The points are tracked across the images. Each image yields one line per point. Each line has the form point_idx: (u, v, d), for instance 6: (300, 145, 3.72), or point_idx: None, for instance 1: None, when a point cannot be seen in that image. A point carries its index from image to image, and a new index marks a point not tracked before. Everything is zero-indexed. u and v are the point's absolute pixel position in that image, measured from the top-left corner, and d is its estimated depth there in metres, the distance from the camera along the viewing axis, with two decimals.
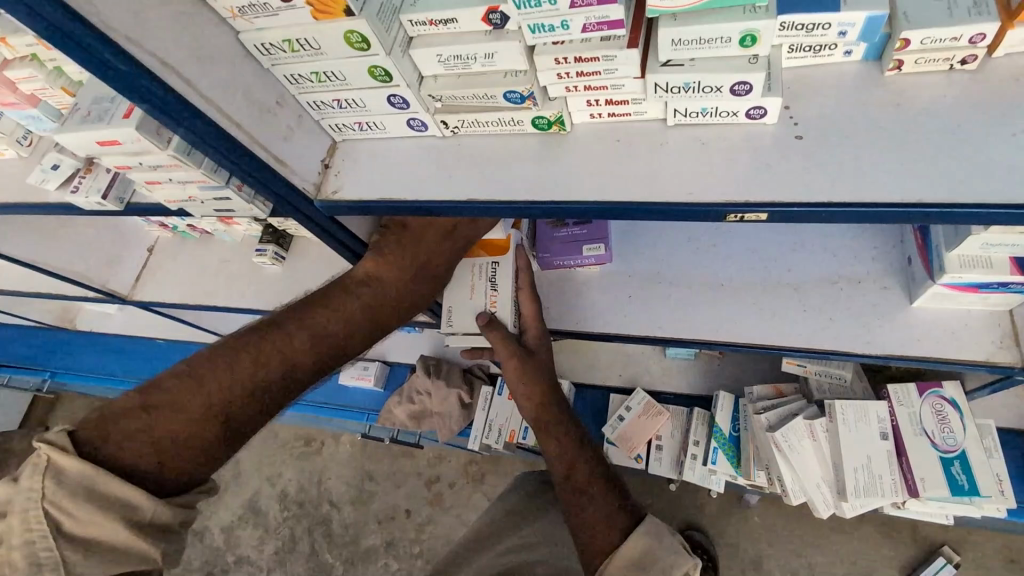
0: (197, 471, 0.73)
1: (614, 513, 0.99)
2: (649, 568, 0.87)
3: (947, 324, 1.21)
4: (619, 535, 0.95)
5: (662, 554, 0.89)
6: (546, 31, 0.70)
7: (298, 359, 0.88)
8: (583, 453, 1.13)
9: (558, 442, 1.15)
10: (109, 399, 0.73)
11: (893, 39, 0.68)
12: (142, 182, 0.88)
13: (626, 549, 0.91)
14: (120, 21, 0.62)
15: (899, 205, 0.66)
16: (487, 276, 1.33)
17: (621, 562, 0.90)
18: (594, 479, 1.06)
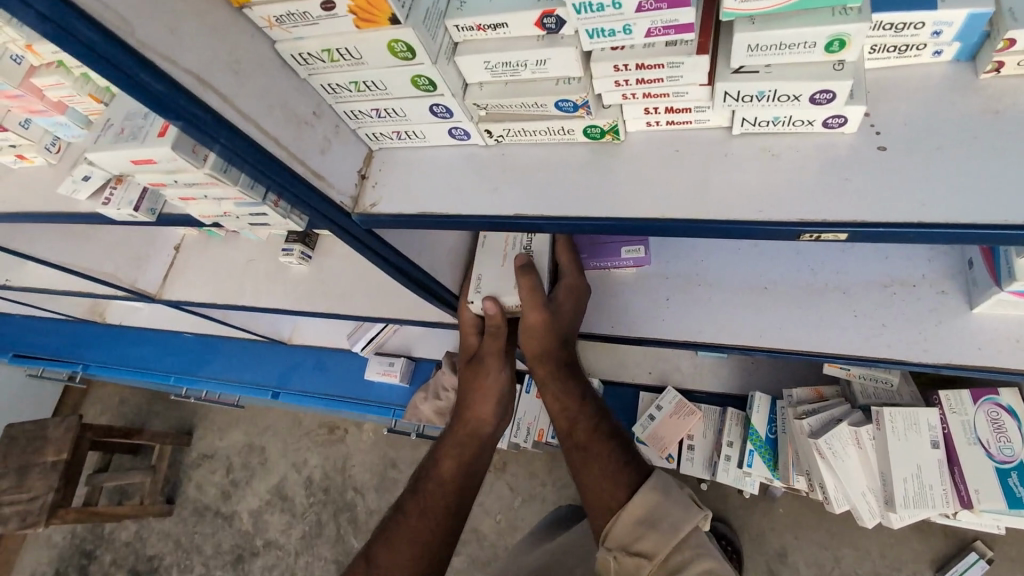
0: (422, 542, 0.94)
1: (620, 471, 0.96)
2: (659, 524, 0.83)
3: (1012, 332, 1.13)
4: (625, 493, 0.92)
5: (671, 510, 0.85)
6: (605, 36, 0.64)
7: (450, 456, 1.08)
8: (588, 406, 1.11)
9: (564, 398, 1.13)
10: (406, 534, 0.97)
11: (996, 39, 0.61)
12: (177, 198, 0.85)
13: (635, 506, 0.88)
14: (155, 38, 0.57)
15: (999, 226, 0.59)
16: (521, 246, 1.22)
17: (629, 519, 0.86)
18: (600, 435, 1.05)
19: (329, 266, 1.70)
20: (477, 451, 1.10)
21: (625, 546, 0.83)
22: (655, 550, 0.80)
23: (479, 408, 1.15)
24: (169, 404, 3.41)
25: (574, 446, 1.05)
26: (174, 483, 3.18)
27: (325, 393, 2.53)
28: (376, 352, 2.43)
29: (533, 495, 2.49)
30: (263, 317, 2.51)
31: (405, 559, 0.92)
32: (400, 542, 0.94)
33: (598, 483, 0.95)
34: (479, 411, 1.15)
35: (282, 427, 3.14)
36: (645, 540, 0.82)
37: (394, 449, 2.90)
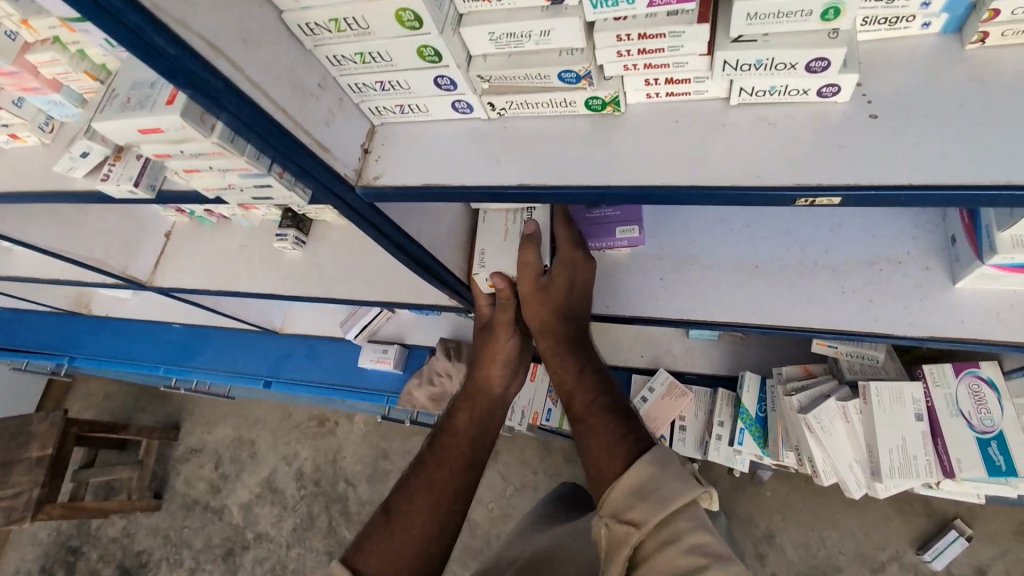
0: (439, 497, 1.00)
1: (618, 448, 0.97)
2: (651, 495, 0.81)
3: (992, 306, 1.18)
4: (622, 467, 0.92)
5: (666, 483, 0.82)
6: (608, 5, 0.66)
7: (462, 422, 1.18)
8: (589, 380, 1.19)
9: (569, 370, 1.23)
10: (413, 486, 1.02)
11: (981, 10, 0.64)
12: (181, 170, 0.85)
13: (629, 478, 0.86)
14: (169, 2, 0.58)
15: (985, 187, 0.62)
16: (522, 220, 1.29)
17: (623, 490, 0.85)
18: (599, 412, 1.10)
19: (324, 252, 1.70)
20: (490, 411, 1.23)
21: (616, 515, 0.82)
22: (643, 519, 0.78)
23: (490, 373, 1.30)
24: (157, 398, 3.38)
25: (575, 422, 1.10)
26: (162, 478, 3.17)
27: (318, 381, 2.52)
28: (369, 340, 2.43)
29: (525, 484, 2.57)
30: (256, 305, 2.49)
31: (426, 512, 0.97)
32: (421, 497, 0.99)
33: (598, 457, 0.98)
34: (489, 376, 1.29)
35: (272, 419, 3.13)
36: (637, 509, 0.80)
37: (385, 440, 2.91)
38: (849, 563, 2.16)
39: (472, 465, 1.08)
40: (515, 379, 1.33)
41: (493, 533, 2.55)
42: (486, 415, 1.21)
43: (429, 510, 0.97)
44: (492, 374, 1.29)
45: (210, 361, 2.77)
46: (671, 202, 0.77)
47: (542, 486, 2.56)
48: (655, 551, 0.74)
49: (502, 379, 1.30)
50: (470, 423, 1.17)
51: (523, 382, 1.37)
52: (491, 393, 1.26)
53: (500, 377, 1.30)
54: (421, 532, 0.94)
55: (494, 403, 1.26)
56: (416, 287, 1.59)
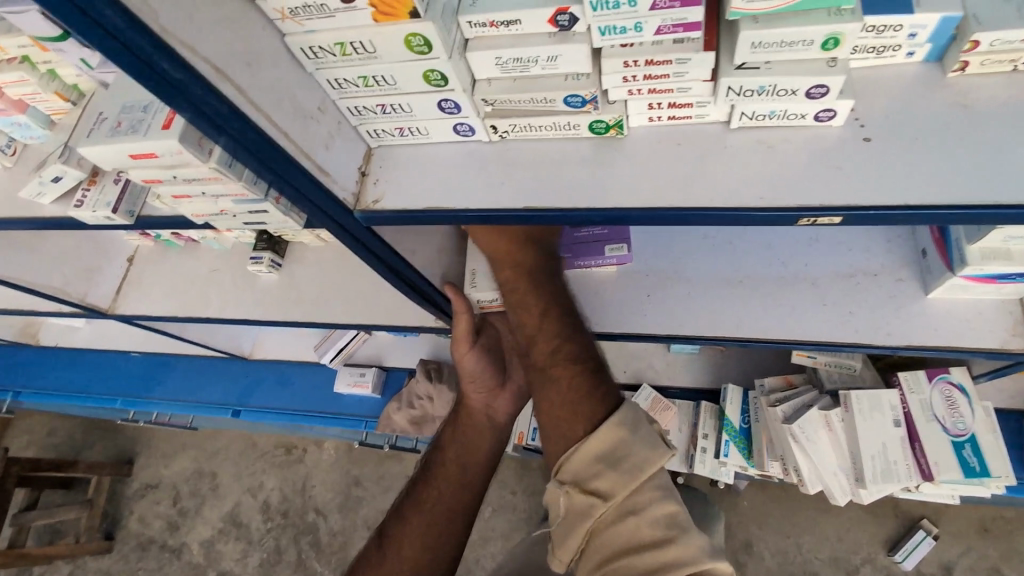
0: (431, 518, 1.11)
1: (579, 405, 0.93)
2: (620, 463, 0.84)
3: (963, 315, 1.24)
4: (585, 427, 0.90)
5: (637, 447, 0.85)
6: (616, 33, 0.68)
7: (450, 441, 1.21)
8: (548, 322, 1.04)
9: (525, 312, 1.07)
10: (410, 506, 1.14)
11: (962, 41, 0.68)
12: (171, 196, 0.83)
13: (593, 444, 0.87)
14: (176, 24, 0.56)
15: (977, 206, 0.66)
16: None
17: (587, 455, 0.87)
18: (561, 358, 1.00)
19: (300, 275, 1.63)
20: (477, 431, 1.21)
21: (579, 481, 0.86)
22: (611, 490, 0.82)
23: (467, 391, 1.24)
24: (109, 431, 3.18)
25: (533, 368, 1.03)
26: (114, 518, 2.98)
27: (290, 408, 2.40)
28: (346, 364, 2.35)
29: (504, 504, 2.54)
30: (222, 331, 2.39)
31: (418, 540, 1.09)
32: (413, 525, 1.10)
33: (555, 414, 0.95)
34: (467, 392, 1.24)
35: (236, 449, 2.99)
36: (603, 477, 0.84)
37: (357, 466, 2.81)
38: (824, 568, 2.20)
39: (462, 484, 1.14)
40: (501, 395, 1.24)
41: (472, 557, 2.49)
42: (471, 434, 1.20)
43: (419, 536, 1.09)
44: (472, 390, 1.23)
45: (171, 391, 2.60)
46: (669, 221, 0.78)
47: (520, 505, 2.53)
48: (613, 522, 0.82)
49: (484, 396, 1.23)
50: (456, 443, 1.20)
51: (515, 390, 1.27)
52: (475, 413, 1.22)
53: (480, 393, 1.23)
54: (413, 556, 1.07)
55: (479, 421, 1.21)
56: (397, 309, 1.55)
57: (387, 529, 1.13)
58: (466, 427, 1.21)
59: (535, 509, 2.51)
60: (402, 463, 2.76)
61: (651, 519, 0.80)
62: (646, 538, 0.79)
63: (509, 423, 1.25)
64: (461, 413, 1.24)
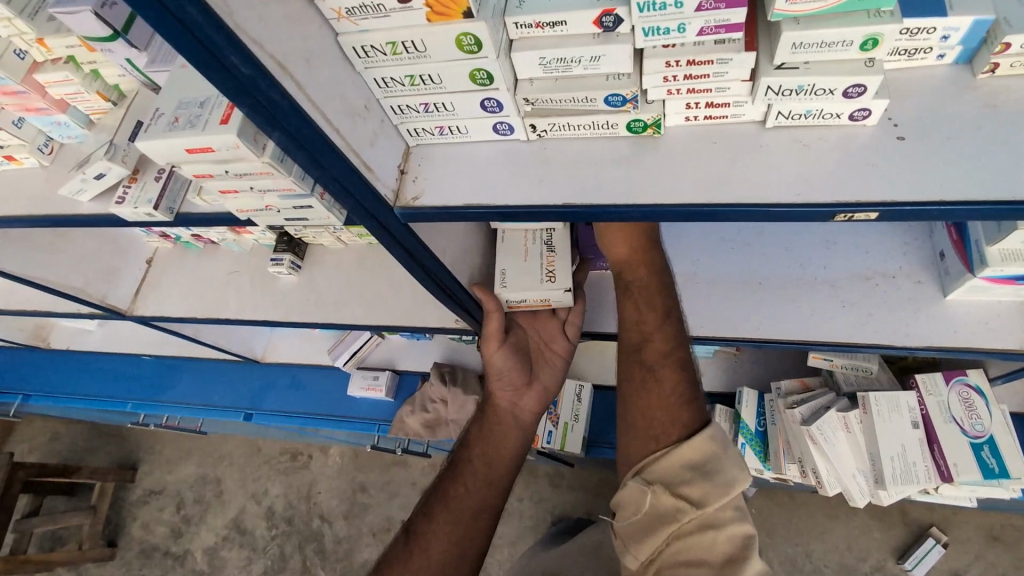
0: (461, 519, 1.11)
1: (680, 409, 0.97)
2: (711, 475, 0.88)
3: (981, 316, 1.25)
4: (681, 433, 0.95)
5: (724, 463, 0.90)
6: (659, 34, 0.70)
7: (477, 442, 1.25)
8: (664, 326, 1.09)
9: (639, 311, 1.11)
10: (437, 507, 1.13)
11: (994, 43, 0.70)
12: (217, 190, 0.86)
13: (684, 451, 0.91)
14: (246, 21, 0.59)
15: (1011, 202, 0.68)
16: (542, 240, 1.25)
17: (677, 461, 0.91)
18: (668, 361, 1.05)
19: (319, 278, 1.65)
20: (503, 429, 1.26)
21: (667, 485, 0.90)
22: (703, 499, 0.86)
23: (495, 391, 1.30)
24: (115, 436, 3.18)
25: (639, 364, 1.06)
26: (117, 524, 2.98)
27: (301, 411, 2.40)
28: (358, 368, 2.35)
29: (512, 510, 2.54)
30: (235, 334, 2.40)
31: (445, 537, 1.09)
32: (441, 523, 1.10)
33: (652, 414, 0.98)
34: (495, 390, 1.29)
35: (243, 455, 2.99)
36: (693, 485, 0.88)
37: (364, 473, 2.81)
38: None
39: (490, 484, 1.17)
40: (527, 394, 1.31)
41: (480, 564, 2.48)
42: (498, 434, 1.26)
43: (449, 535, 1.09)
44: (501, 390, 1.29)
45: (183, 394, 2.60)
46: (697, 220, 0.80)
47: (528, 512, 2.52)
48: (695, 531, 0.86)
49: (511, 394, 1.29)
50: (485, 442, 1.24)
51: (542, 389, 1.33)
52: (501, 411, 1.28)
53: (508, 393, 1.29)
54: (440, 554, 1.06)
55: (506, 420, 1.27)
56: (418, 310, 1.56)
57: (412, 529, 1.12)
58: (493, 424, 1.27)
59: (543, 516, 2.50)
60: (408, 469, 2.76)
61: (728, 535, 0.85)
62: (720, 552, 0.83)
63: (533, 422, 1.31)
64: (488, 411, 1.29)
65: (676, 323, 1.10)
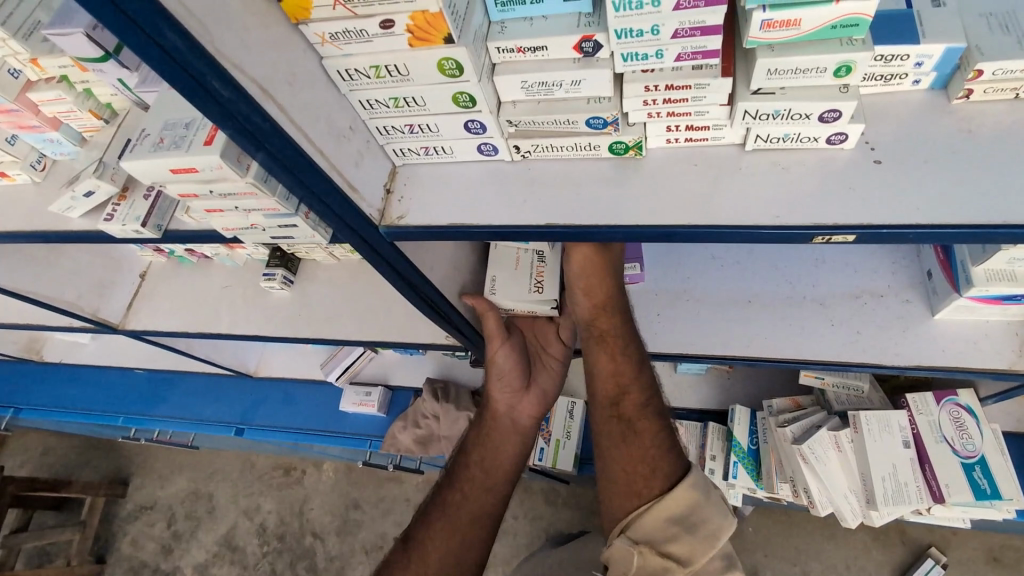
0: (458, 527, 1.13)
1: (659, 460, 0.98)
2: (695, 529, 0.90)
3: (971, 335, 1.24)
4: (663, 484, 0.95)
5: (708, 514, 0.92)
6: (638, 59, 0.71)
7: (475, 448, 1.26)
8: (638, 374, 1.11)
9: (613, 361, 1.12)
10: (434, 516, 1.15)
11: (966, 70, 0.72)
12: (203, 209, 0.88)
13: (668, 503, 0.92)
14: (229, 47, 0.60)
15: (985, 226, 0.68)
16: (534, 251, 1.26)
17: (662, 515, 0.92)
18: (645, 411, 1.06)
19: (312, 293, 1.64)
20: (502, 436, 1.26)
21: (654, 543, 0.90)
22: (689, 555, 0.88)
23: (495, 394, 1.29)
24: (107, 451, 3.15)
25: (617, 418, 1.07)
26: (107, 540, 2.94)
27: (293, 426, 2.38)
28: (351, 383, 2.33)
29: (506, 528, 2.51)
30: (228, 348, 2.38)
31: (441, 546, 1.10)
32: (438, 531, 1.12)
33: (634, 468, 0.99)
34: (494, 392, 1.29)
35: (234, 470, 2.95)
36: (679, 543, 0.89)
37: (357, 489, 2.78)
38: None
39: (487, 492, 1.18)
40: (525, 398, 1.30)
41: None
42: (495, 441, 1.25)
43: (445, 543, 1.11)
44: (500, 393, 1.28)
45: (174, 410, 2.58)
46: (680, 240, 0.80)
47: (521, 530, 2.49)
48: None
49: (509, 398, 1.29)
50: (482, 448, 1.24)
51: (541, 394, 1.32)
52: (500, 416, 1.27)
53: (506, 396, 1.28)
54: (438, 560, 1.08)
55: (504, 424, 1.27)
56: (408, 326, 1.56)
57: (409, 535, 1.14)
58: (491, 428, 1.27)
59: (537, 535, 2.47)
60: (402, 486, 2.73)
61: None
62: None
63: (532, 426, 1.30)
64: (486, 416, 1.29)
65: (648, 371, 1.12)
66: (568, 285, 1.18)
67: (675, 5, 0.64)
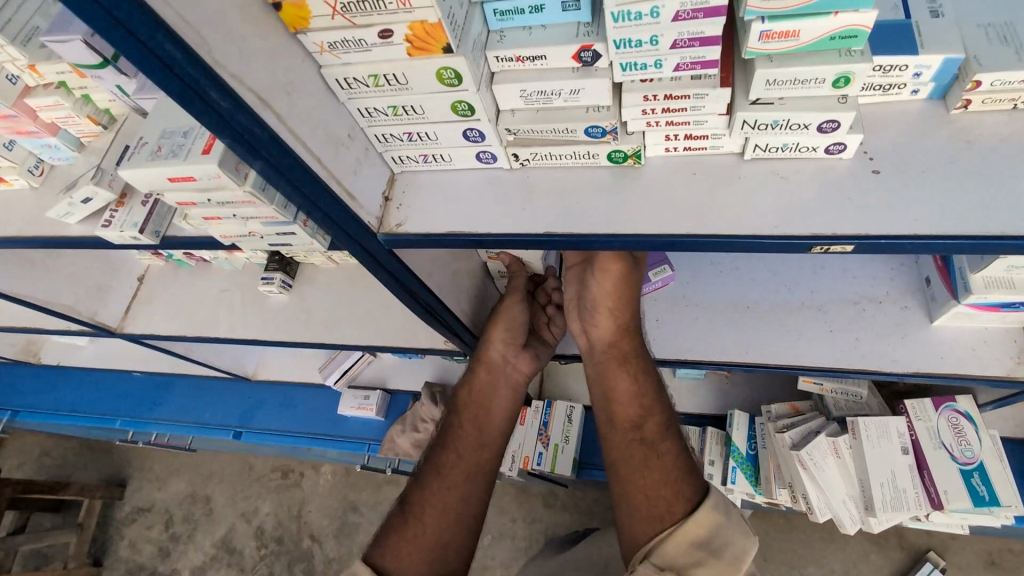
0: (456, 490, 1.08)
1: (682, 482, 0.97)
2: (720, 553, 0.90)
3: (970, 341, 1.24)
4: (686, 508, 0.94)
5: (731, 536, 0.92)
6: (637, 69, 0.71)
7: (471, 400, 1.22)
8: (658, 399, 1.09)
9: (634, 385, 1.09)
10: (431, 483, 1.09)
11: (965, 81, 0.72)
12: (201, 217, 0.88)
13: (694, 526, 0.92)
14: (226, 57, 0.60)
15: (982, 238, 0.68)
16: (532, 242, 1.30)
17: (686, 539, 0.91)
18: (663, 433, 1.04)
19: (310, 296, 1.63)
20: (499, 391, 1.24)
21: (678, 568, 0.89)
22: None
23: (496, 343, 1.26)
24: (104, 452, 3.14)
25: (637, 440, 1.04)
26: (105, 542, 2.94)
27: (290, 429, 2.37)
28: (349, 387, 2.32)
29: (504, 532, 2.50)
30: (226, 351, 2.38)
31: (438, 508, 1.05)
32: (436, 494, 1.07)
33: (656, 489, 0.96)
34: (496, 342, 1.26)
35: (232, 472, 2.94)
36: (705, 568, 0.88)
37: (355, 491, 2.77)
38: None
39: (483, 449, 1.15)
40: (523, 351, 1.28)
41: None
42: (491, 392, 1.23)
43: (443, 509, 1.06)
44: (501, 343, 1.26)
45: (172, 412, 2.58)
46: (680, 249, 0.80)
47: (520, 533, 2.49)
48: None
49: (507, 350, 1.26)
50: (477, 399, 1.22)
51: (539, 347, 1.32)
52: (495, 365, 1.25)
53: (505, 346, 1.26)
54: (435, 521, 1.04)
55: (499, 376, 1.25)
56: (407, 330, 1.56)
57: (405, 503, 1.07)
58: (487, 383, 1.23)
59: (536, 538, 2.47)
60: (400, 488, 2.72)
61: None
62: None
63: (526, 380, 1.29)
64: (482, 364, 1.26)
65: (665, 398, 1.11)
66: (590, 307, 1.16)
67: (673, 16, 0.64)
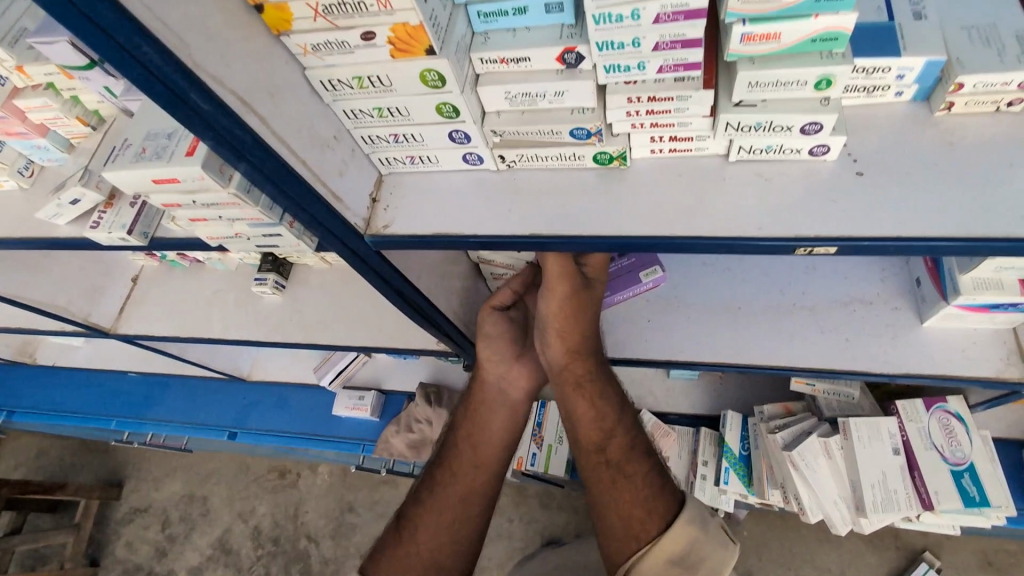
0: (450, 520, 1.09)
1: (654, 500, 0.99)
2: (694, 566, 0.95)
3: (960, 342, 1.24)
4: (659, 527, 0.96)
5: (705, 550, 0.96)
6: (620, 71, 0.72)
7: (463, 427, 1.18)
8: (620, 418, 1.09)
9: (594, 409, 1.08)
10: (425, 512, 1.11)
11: (948, 83, 0.72)
12: (188, 218, 0.88)
13: (669, 544, 0.95)
14: (206, 59, 0.60)
15: (964, 240, 0.68)
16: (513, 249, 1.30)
17: (661, 557, 0.95)
18: (633, 453, 1.05)
19: (303, 297, 1.63)
20: (495, 415, 1.17)
21: None
22: None
23: (485, 367, 1.20)
24: (100, 453, 3.13)
25: (604, 464, 1.04)
26: (101, 542, 2.93)
27: (285, 430, 2.37)
28: (344, 387, 2.32)
29: (500, 532, 2.50)
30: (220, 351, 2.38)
31: (432, 540, 1.08)
32: (428, 526, 1.09)
33: (628, 511, 0.98)
34: (485, 366, 1.19)
35: (228, 473, 2.94)
36: None
37: (351, 492, 2.77)
38: None
39: (476, 477, 1.13)
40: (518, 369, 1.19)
41: None
42: (484, 418, 1.17)
43: (436, 540, 1.08)
44: (491, 367, 1.19)
45: (167, 413, 2.57)
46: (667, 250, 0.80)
47: (516, 534, 2.49)
48: None
49: (500, 373, 1.19)
50: (468, 427, 1.18)
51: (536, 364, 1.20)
52: (488, 386, 1.19)
53: (496, 369, 1.19)
54: (429, 552, 1.07)
55: (494, 399, 1.18)
56: (399, 331, 1.56)
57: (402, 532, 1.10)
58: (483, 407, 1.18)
59: (532, 538, 2.47)
60: (396, 489, 2.72)
61: None
62: None
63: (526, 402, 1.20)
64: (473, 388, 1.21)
65: (629, 414, 1.11)
66: (542, 325, 1.09)
67: (654, 19, 0.64)
